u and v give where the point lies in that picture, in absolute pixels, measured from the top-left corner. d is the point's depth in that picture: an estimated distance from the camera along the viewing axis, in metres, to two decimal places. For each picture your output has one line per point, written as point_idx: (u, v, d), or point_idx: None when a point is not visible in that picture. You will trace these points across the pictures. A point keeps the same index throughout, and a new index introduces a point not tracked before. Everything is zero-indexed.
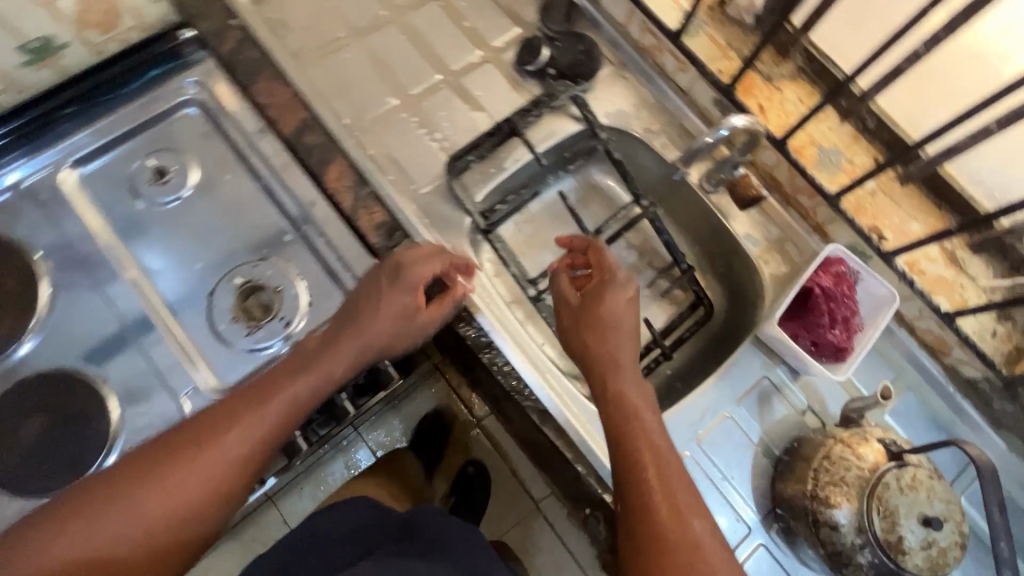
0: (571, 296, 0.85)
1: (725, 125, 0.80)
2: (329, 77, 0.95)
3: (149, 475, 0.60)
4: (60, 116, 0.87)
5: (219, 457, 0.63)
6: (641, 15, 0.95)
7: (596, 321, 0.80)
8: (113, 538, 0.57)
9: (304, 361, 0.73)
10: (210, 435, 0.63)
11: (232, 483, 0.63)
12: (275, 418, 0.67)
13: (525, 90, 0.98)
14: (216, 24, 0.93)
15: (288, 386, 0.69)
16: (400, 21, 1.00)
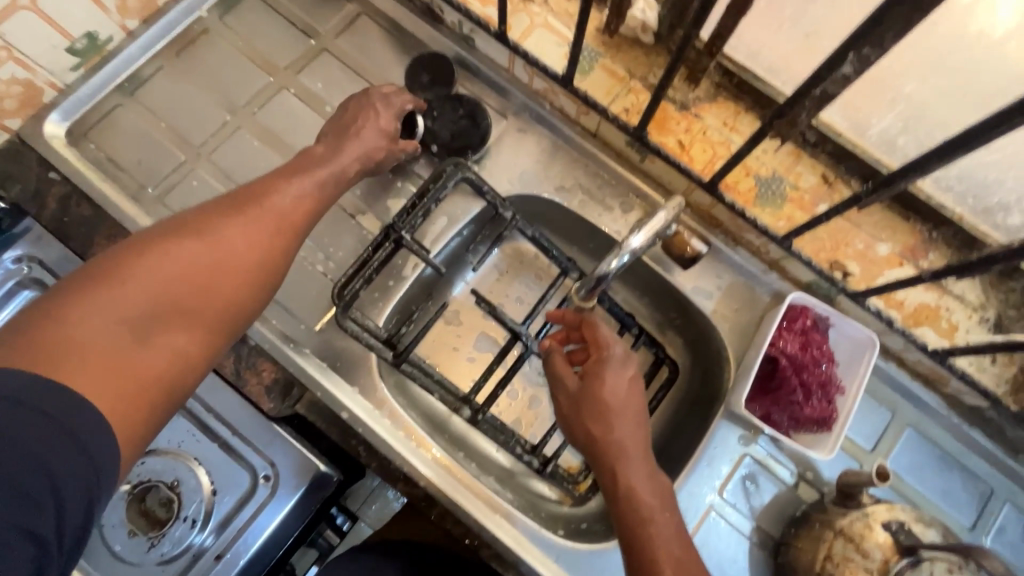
0: (568, 379, 0.65)
1: (622, 253, 0.63)
2: (181, 213, 0.82)
3: (190, 240, 0.54)
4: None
5: (242, 226, 0.58)
6: (522, 59, 0.81)
7: (600, 406, 0.61)
8: (207, 245, 0.55)
9: (286, 177, 0.64)
10: (240, 216, 0.58)
11: (271, 261, 0.59)
12: (293, 207, 0.62)
13: (412, 173, 0.84)
14: (28, 185, 0.78)
15: (319, 165, 0.67)
16: (252, 124, 0.86)
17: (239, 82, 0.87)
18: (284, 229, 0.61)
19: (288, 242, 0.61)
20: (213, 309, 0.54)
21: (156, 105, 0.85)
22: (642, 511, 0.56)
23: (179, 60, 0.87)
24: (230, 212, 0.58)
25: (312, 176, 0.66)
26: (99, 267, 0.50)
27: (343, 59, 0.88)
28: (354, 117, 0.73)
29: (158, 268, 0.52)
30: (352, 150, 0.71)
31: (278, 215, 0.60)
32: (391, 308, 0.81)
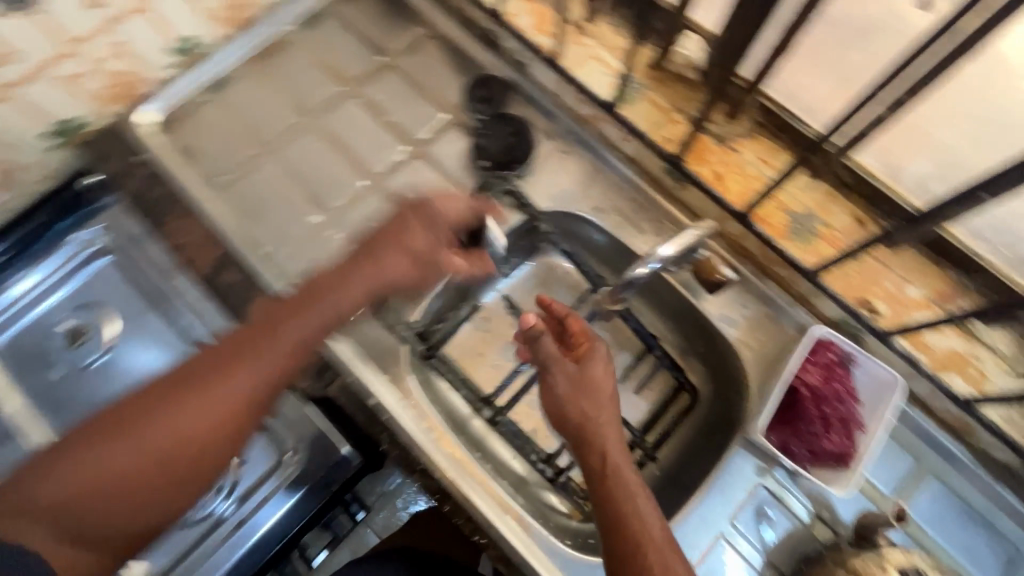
0: (567, 364, 0.70)
1: (652, 259, 0.71)
2: (246, 198, 0.88)
3: (180, 392, 0.60)
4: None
5: (221, 399, 0.60)
6: (573, 86, 0.87)
7: (594, 390, 0.68)
8: (175, 431, 0.59)
9: (291, 319, 0.66)
10: (230, 367, 0.62)
11: (242, 427, 0.62)
12: (286, 348, 0.65)
13: (459, 183, 0.90)
14: (121, 163, 0.89)
15: (310, 308, 0.67)
16: (319, 126, 0.94)
17: (313, 89, 0.95)
18: (271, 388, 0.63)
19: (253, 419, 0.63)
20: (169, 484, 0.59)
21: (238, 103, 0.94)
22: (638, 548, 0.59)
23: (262, 66, 0.96)
24: (220, 370, 0.62)
25: (315, 317, 0.67)
26: (97, 425, 0.58)
27: (408, 75, 0.96)
28: (399, 227, 0.73)
29: (110, 453, 0.56)
30: (376, 269, 0.72)
31: (251, 373, 0.62)
32: (424, 306, 0.84)
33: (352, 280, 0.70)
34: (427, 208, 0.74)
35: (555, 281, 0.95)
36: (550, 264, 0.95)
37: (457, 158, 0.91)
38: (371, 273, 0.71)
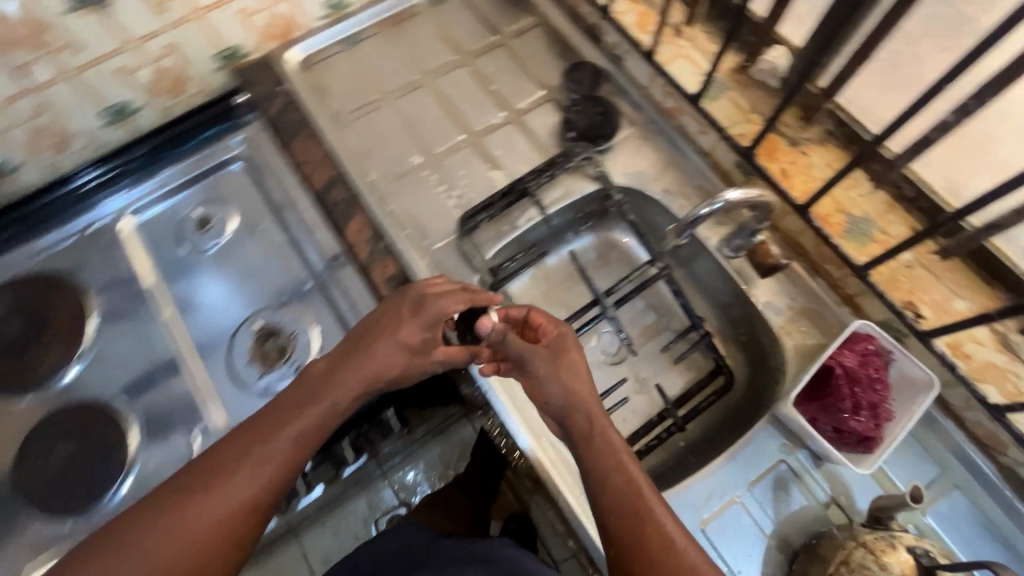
0: (535, 351, 0.72)
1: (718, 198, 0.77)
2: (360, 135, 1.02)
3: (172, 512, 0.59)
4: (125, 171, 0.99)
5: (217, 508, 0.60)
6: (663, 78, 0.96)
7: (575, 368, 0.71)
8: (169, 537, 0.58)
9: (297, 400, 0.67)
10: (231, 468, 0.62)
11: (237, 522, 0.61)
12: (276, 461, 0.63)
13: (545, 149, 1.00)
14: (265, 89, 1.03)
15: (293, 421, 0.65)
16: (431, 85, 1.06)
17: (431, 53, 1.09)
18: (272, 496, 0.63)
19: (265, 506, 0.63)
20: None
21: (367, 57, 1.09)
22: (622, 515, 0.64)
23: (393, 30, 1.11)
24: (210, 477, 0.61)
25: (318, 398, 0.67)
26: (101, 538, 0.58)
27: (515, 53, 1.08)
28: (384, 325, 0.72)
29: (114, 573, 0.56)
30: (392, 363, 0.71)
31: (246, 467, 0.62)
32: (500, 246, 0.94)
33: (334, 386, 0.68)
34: (408, 299, 0.73)
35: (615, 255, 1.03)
36: (613, 241, 1.04)
37: (547, 129, 1.01)
38: (383, 361, 0.71)
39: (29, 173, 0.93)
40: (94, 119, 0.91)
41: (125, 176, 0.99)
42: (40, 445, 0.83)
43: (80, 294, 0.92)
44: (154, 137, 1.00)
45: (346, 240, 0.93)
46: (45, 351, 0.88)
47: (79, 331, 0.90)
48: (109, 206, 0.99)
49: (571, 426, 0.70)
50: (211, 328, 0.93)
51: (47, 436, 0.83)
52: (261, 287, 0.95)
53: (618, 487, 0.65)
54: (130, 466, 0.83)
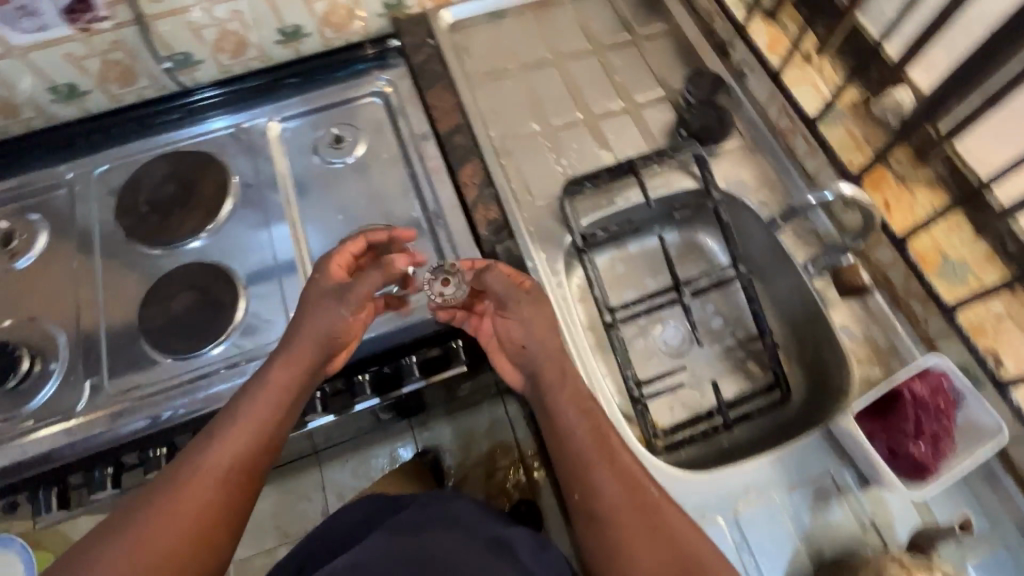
0: (516, 291, 0.84)
1: (831, 188, 0.84)
2: (489, 95, 1.12)
3: (165, 492, 0.72)
4: (280, 87, 1.14)
5: (205, 477, 0.74)
6: (783, 97, 1.01)
7: (542, 314, 0.86)
8: (163, 528, 0.70)
9: (253, 389, 0.80)
10: (211, 444, 0.76)
11: (229, 488, 0.74)
12: (246, 435, 0.77)
13: (654, 142, 1.06)
14: (416, 39, 1.15)
15: (251, 401, 0.79)
16: (560, 66, 1.15)
17: (567, 38, 1.18)
18: (250, 458, 0.76)
19: (247, 466, 0.76)
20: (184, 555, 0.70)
21: (509, 31, 1.19)
22: (592, 456, 0.77)
23: (537, 12, 1.21)
24: (190, 466, 0.74)
25: (272, 383, 0.80)
26: (103, 533, 0.69)
27: (644, 53, 1.16)
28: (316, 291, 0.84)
29: (132, 543, 0.68)
30: (328, 312, 0.82)
31: (226, 447, 0.75)
32: (597, 216, 1.00)
33: (301, 334, 0.82)
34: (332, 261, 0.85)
35: (694, 254, 1.07)
36: (696, 241, 1.08)
37: (660, 126, 1.08)
38: (327, 316, 0.82)
39: (210, 70, 1.12)
40: (271, 34, 1.10)
41: (279, 92, 1.14)
42: (159, 292, 0.95)
43: (223, 175, 1.04)
44: (310, 66, 1.15)
45: (458, 181, 1.01)
46: (184, 215, 1.01)
47: (217, 208, 1.02)
48: (260, 111, 1.13)
49: (544, 382, 0.84)
50: (323, 231, 1.02)
51: (166, 286, 0.95)
52: (373, 207, 1.03)
53: (581, 438, 0.79)
54: (228, 332, 0.93)
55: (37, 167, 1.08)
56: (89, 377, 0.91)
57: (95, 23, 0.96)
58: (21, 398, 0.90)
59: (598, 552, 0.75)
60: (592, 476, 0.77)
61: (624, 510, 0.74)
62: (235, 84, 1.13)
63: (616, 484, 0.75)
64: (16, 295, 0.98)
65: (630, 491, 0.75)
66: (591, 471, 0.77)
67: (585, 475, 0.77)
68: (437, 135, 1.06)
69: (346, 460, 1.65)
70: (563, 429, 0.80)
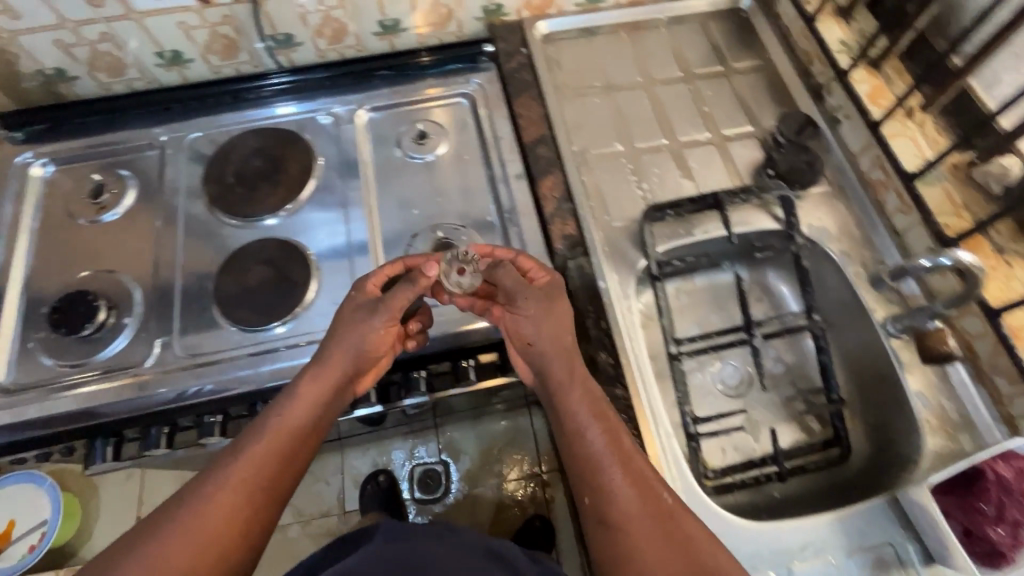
0: (525, 285, 0.83)
1: (949, 255, 0.80)
2: (576, 110, 1.12)
3: (191, 505, 0.70)
4: (367, 78, 1.16)
5: (230, 489, 0.72)
6: (879, 149, 0.99)
7: (552, 314, 0.81)
8: (185, 539, 0.68)
9: (281, 407, 0.78)
10: (239, 462, 0.74)
11: (252, 498, 0.72)
12: (269, 444, 0.76)
13: (738, 178, 1.05)
14: (510, 46, 1.16)
15: (275, 411, 0.78)
16: (650, 89, 1.14)
17: (659, 63, 1.18)
18: (274, 473, 0.75)
19: (275, 481, 0.75)
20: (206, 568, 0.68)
21: (601, 49, 1.20)
22: (607, 465, 0.73)
23: (632, 33, 1.21)
24: (213, 477, 0.73)
25: (302, 397, 0.79)
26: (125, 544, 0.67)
27: (736, 86, 1.15)
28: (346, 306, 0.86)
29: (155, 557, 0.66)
30: (360, 322, 0.83)
31: (248, 457, 0.74)
32: (672, 246, 0.98)
33: (333, 347, 0.82)
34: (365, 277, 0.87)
35: (762, 296, 1.06)
36: (765, 282, 1.07)
37: (745, 162, 1.06)
38: (356, 321, 0.83)
39: (307, 52, 1.15)
40: (371, 25, 1.13)
41: (366, 82, 1.15)
42: (235, 264, 0.97)
43: (310, 157, 1.06)
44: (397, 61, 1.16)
45: (537, 192, 1.02)
46: (267, 191, 1.03)
47: (299, 187, 1.03)
48: (348, 99, 1.15)
49: (554, 386, 0.79)
50: (398, 224, 1.03)
51: (242, 259, 0.97)
52: (449, 206, 1.04)
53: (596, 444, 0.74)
54: (295, 312, 0.93)
55: (133, 125, 1.12)
56: (159, 337, 0.94)
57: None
58: (95, 347, 0.93)
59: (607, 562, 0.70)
60: (606, 493, 0.72)
61: (635, 525, 0.70)
62: (323, 70, 1.15)
63: (627, 497, 0.71)
64: (100, 247, 1.02)
65: (642, 504, 0.71)
66: (605, 484, 0.72)
67: (597, 484, 0.72)
68: (521, 143, 1.07)
69: (366, 449, 1.67)
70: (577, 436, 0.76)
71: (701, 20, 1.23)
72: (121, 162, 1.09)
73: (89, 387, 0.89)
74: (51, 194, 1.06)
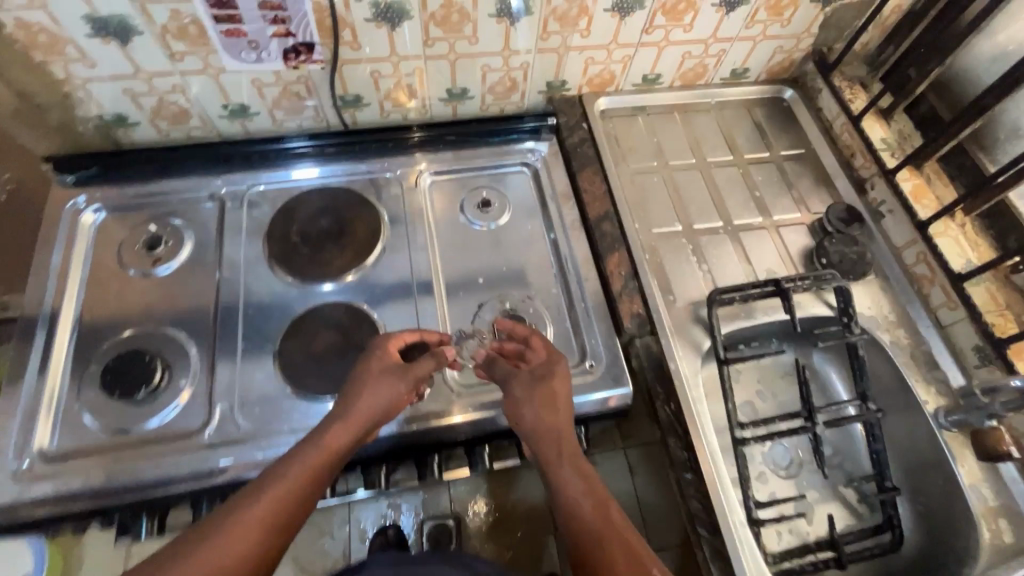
0: (517, 371, 0.89)
1: None
2: (636, 187, 1.15)
3: (190, 552, 0.64)
4: (411, 144, 1.17)
5: (220, 550, 0.65)
6: (925, 246, 1.05)
7: (548, 395, 0.86)
8: None
9: (297, 455, 0.75)
10: (250, 506, 0.69)
11: (244, 562, 0.66)
12: (267, 503, 0.70)
13: (791, 263, 1.09)
14: (571, 121, 1.20)
15: (277, 467, 0.74)
16: (704, 170, 1.20)
17: (710, 145, 1.23)
18: (269, 536, 0.68)
19: (277, 534, 0.69)
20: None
21: (656, 128, 1.25)
22: (601, 530, 0.74)
23: (684, 114, 1.27)
24: (202, 539, 0.66)
25: (323, 446, 0.76)
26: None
27: (783, 174, 1.21)
28: (359, 369, 0.86)
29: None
30: (380, 388, 0.83)
31: (247, 514, 0.68)
32: (734, 326, 1.03)
33: (354, 407, 0.80)
34: (373, 344, 0.88)
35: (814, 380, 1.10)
36: (818, 369, 1.11)
37: (797, 248, 1.11)
38: (373, 386, 0.83)
39: (372, 113, 1.16)
40: (440, 92, 1.15)
41: (403, 145, 1.16)
42: (300, 330, 0.95)
43: (375, 217, 1.06)
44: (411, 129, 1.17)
45: (604, 269, 1.04)
46: (334, 254, 1.02)
47: (366, 251, 1.02)
48: (382, 163, 1.16)
49: (550, 457, 0.82)
50: (463, 292, 1.03)
51: (307, 326, 0.95)
52: (515, 276, 1.05)
53: (592, 509, 0.76)
54: None
55: (190, 175, 1.09)
56: (219, 403, 0.90)
57: (306, 64, 1.02)
58: (150, 411, 0.89)
59: None
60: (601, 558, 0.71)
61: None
62: (342, 137, 1.15)
63: (621, 561, 0.70)
64: (155, 303, 0.98)
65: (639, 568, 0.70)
66: (600, 548, 0.72)
67: (592, 552, 0.72)
68: (586, 218, 1.10)
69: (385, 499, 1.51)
70: (574, 503, 0.77)
71: (747, 107, 1.30)
72: (179, 214, 1.07)
73: (142, 456, 0.85)
74: (104, 244, 1.03)
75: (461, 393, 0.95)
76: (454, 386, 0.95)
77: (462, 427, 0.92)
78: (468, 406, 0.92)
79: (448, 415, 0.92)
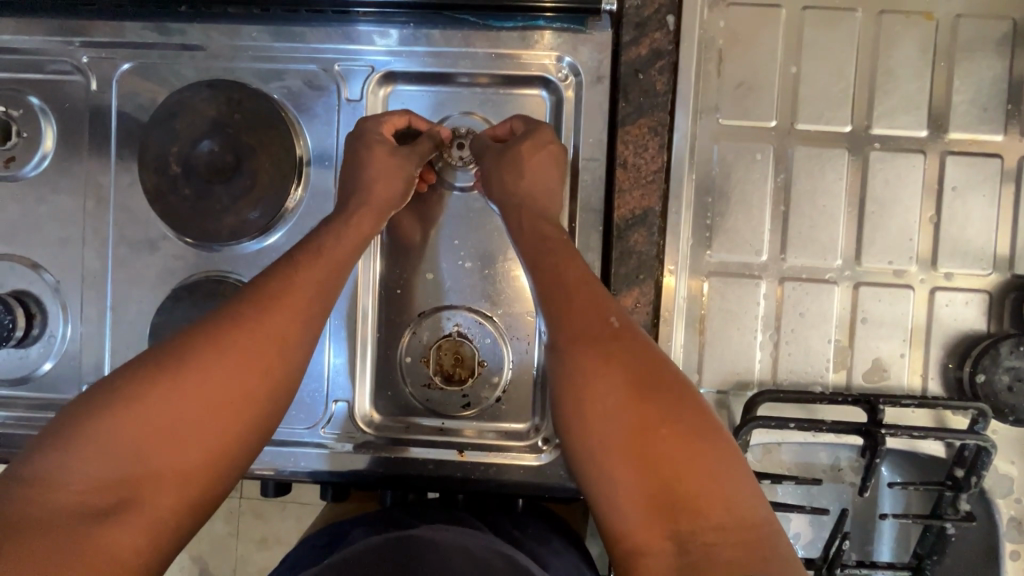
0: (493, 145, 0.66)
1: None
2: (721, 170, 0.70)
3: (229, 323, 0.50)
4: (359, 13, 0.70)
5: (271, 311, 0.52)
6: None
7: (517, 161, 0.63)
8: (180, 385, 0.46)
9: (314, 248, 0.58)
10: (272, 299, 0.52)
11: (265, 347, 0.50)
12: (299, 290, 0.54)
13: (916, 356, 0.69)
14: (647, 13, 0.68)
15: (320, 250, 0.58)
16: (856, 154, 0.69)
17: (897, 99, 0.69)
18: (293, 320, 0.53)
19: (304, 339, 0.53)
20: (210, 436, 0.46)
21: (808, 45, 0.69)
22: (672, 396, 0.45)
23: (873, 21, 0.68)
24: (241, 310, 0.51)
25: (331, 239, 0.59)
26: (91, 403, 0.45)
27: (1000, 186, 0.68)
28: (354, 155, 0.66)
29: (148, 407, 0.45)
30: (398, 167, 0.65)
31: (280, 300, 0.53)
32: (772, 435, 0.72)
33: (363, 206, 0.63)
34: (365, 128, 0.66)
35: (855, 529, 0.76)
36: (872, 521, 0.76)
37: (945, 331, 0.69)
38: (384, 171, 0.65)
39: None
40: None
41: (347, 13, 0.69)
42: (176, 311, 0.72)
43: (290, 150, 0.70)
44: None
45: None
46: (228, 205, 0.70)
47: (269, 207, 0.70)
48: (311, 41, 0.72)
49: (563, 311, 0.51)
50: (404, 292, 0.73)
51: (183, 309, 0.72)
52: (482, 285, 0.72)
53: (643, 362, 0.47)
54: None
55: (49, 25, 0.75)
56: (86, 381, 0.75)
57: None
58: (18, 366, 0.76)
59: (681, 500, 0.41)
60: (658, 441, 0.43)
61: (713, 481, 0.42)
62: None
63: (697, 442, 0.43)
64: (15, 225, 0.76)
65: (725, 456, 0.43)
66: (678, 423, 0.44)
67: (649, 436, 0.43)
68: (610, 215, 0.68)
69: None
70: (598, 362, 0.47)
71: (1005, 22, 0.68)
72: (39, 90, 0.76)
73: (4, 423, 0.75)
74: None
75: (372, 433, 0.73)
76: (365, 429, 0.73)
77: (363, 474, 0.73)
78: (376, 456, 0.72)
79: (347, 461, 0.72)
